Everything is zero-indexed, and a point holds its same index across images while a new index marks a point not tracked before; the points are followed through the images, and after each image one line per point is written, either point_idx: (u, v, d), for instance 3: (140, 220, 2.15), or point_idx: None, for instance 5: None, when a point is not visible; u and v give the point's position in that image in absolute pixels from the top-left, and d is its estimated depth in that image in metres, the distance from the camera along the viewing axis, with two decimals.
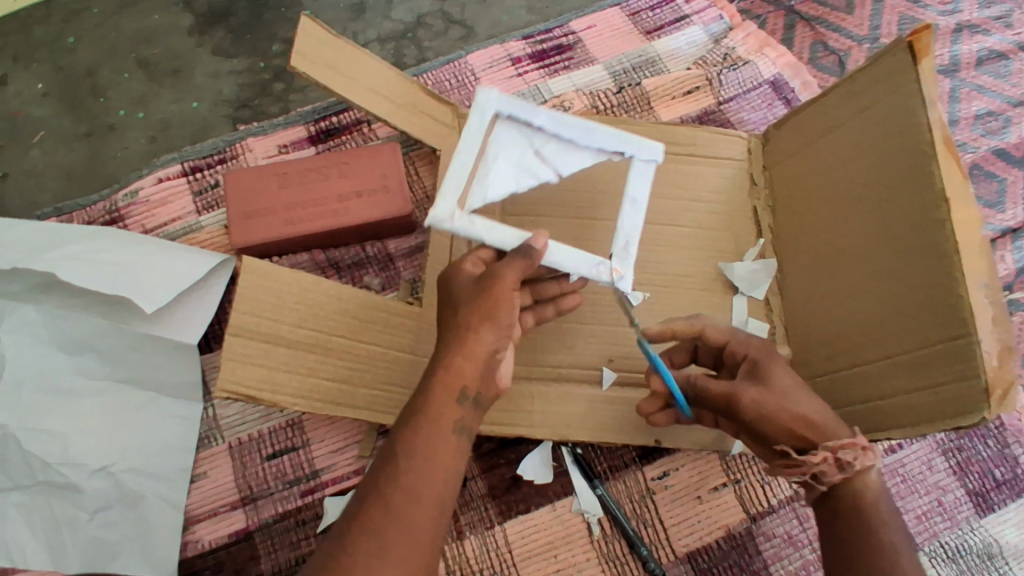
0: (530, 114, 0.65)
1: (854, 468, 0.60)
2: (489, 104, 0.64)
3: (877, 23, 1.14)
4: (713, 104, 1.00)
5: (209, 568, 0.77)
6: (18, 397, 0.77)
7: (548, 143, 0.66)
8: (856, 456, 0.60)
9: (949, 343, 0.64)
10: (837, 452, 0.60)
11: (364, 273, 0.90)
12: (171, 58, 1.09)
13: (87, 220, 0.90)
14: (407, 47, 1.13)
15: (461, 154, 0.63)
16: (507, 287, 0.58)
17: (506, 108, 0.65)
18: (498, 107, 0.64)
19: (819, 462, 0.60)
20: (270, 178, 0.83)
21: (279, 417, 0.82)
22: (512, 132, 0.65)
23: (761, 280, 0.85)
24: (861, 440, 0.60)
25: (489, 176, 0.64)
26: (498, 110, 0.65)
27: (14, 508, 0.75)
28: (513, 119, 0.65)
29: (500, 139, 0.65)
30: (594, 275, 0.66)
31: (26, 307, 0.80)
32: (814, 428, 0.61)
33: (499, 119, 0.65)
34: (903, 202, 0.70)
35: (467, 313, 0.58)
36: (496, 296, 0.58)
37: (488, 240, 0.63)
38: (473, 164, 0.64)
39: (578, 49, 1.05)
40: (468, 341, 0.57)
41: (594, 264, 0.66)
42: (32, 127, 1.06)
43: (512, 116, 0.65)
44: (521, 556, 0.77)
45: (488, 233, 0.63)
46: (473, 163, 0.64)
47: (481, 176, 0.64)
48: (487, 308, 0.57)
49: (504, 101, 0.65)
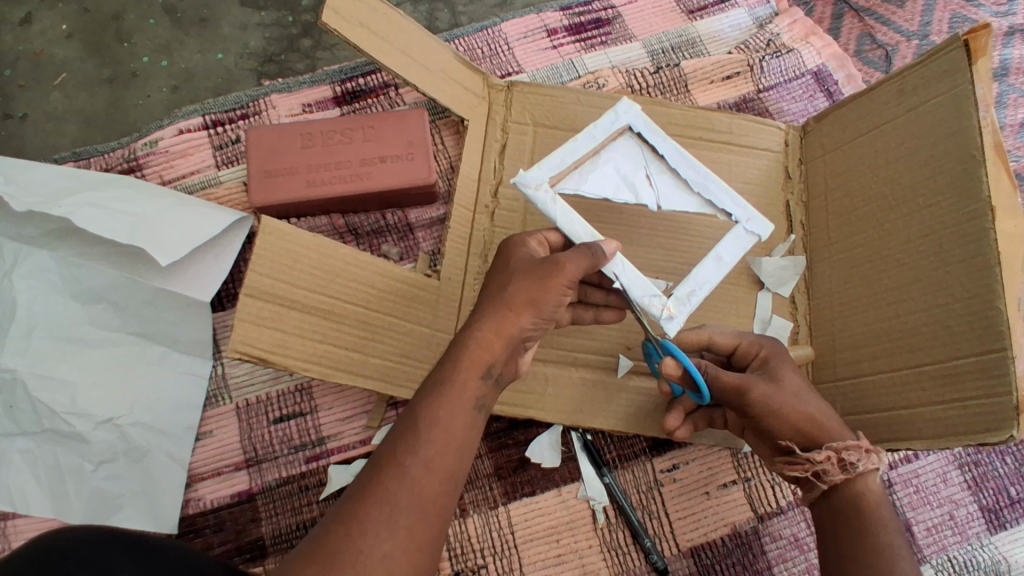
0: (660, 141, 0.71)
1: (858, 470, 0.58)
2: (625, 116, 0.71)
3: (928, 19, 1.09)
4: (753, 91, 0.96)
5: (210, 527, 0.76)
6: (29, 342, 0.77)
7: (661, 172, 0.72)
8: (860, 459, 0.58)
9: (984, 357, 0.62)
10: (840, 453, 0.58)
11: (382, 241, 0.88)
12: (198, 6, 1.06)
13: (106, 168, 0.89)
14: (441, 11, 1.09)
15: (580, 142, 0.69)
16: (563, 279, 0.57)
17: (639, 125, 0.71)
18: (633, 120, 0.71)
19: (821, 460, 0.58)
20: (294, 136, 0.81)
21: (288, 381, 0.81)
22: (634, 150, 0.72)
23: (790, 278, 0.83)
24: (865, 444, 0.58)
25: (592, 174, 0.70)
26: (632, 127, 0.71)
27: (19, 453, 0.75)
28: (642, 140, 0.72)
29: (620, 147, 0.71)
30: (645, 304, 0.63)
31: (41, 252, 0.79)
32: (837, 434, 0.59)
33: (629, 134, 0.71)
34: (948, 207, 0.68)
35: (516, 292, 0.57)
36: (548, 284, 0.57)
37: (561, 225, 0.65)
38: (584, 156, 0.69)
39: (617, 24, 1.02)
40: (507, 320, 0.56)
41: (648, 292, 0.63)
42: (54, 68, 1.04)
43: (641, 135, 0.71)
44: (523, 538, 0.76)
45: (565, 219, 0.65)
46: (584, 154, 0.69)
47: (583, 169, 0.69)
48: (536, 292, 0.57)
49: (641, 122, 0.71)
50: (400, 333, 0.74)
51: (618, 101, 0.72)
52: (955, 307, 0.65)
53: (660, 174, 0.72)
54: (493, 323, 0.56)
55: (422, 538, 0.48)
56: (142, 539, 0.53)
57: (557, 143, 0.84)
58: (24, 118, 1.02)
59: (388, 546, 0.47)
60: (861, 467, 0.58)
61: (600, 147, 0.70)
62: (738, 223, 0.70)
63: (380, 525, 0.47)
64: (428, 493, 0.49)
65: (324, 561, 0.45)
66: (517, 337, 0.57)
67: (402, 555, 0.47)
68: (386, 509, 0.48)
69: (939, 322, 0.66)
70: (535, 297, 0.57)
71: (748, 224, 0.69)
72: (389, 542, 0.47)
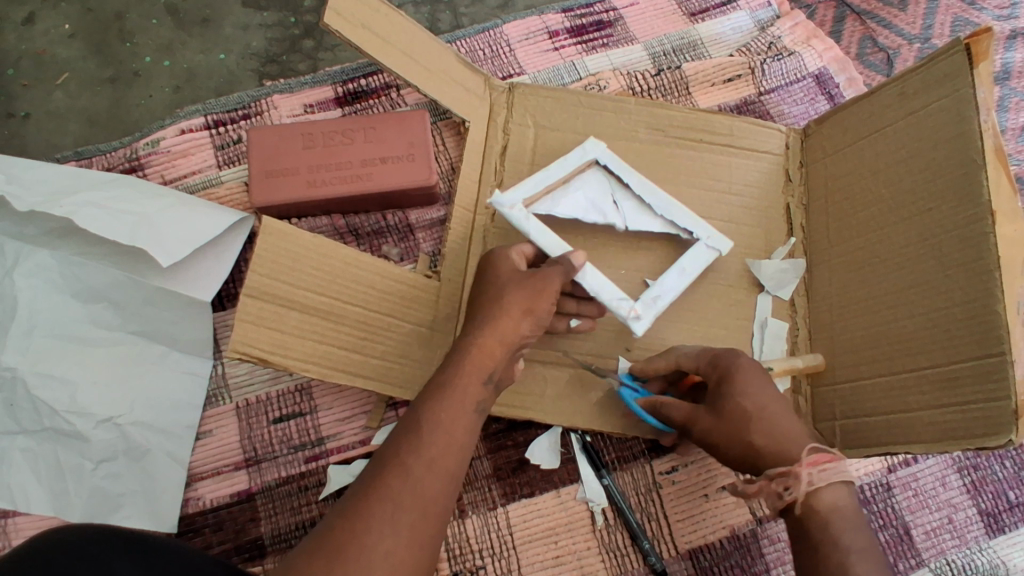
0: (624, 171, 0.78)
1: (795, 494, 0.56)
2: (592, 150, 0.79)
3: (930, 22, 1.09)
4: (754, 94, 0.96)
5: (209, 526, 0.76)
6: (30, 341, 0.77)
7: (626, 199, 0.79)
8: (791, 484, 0.56)
9: (983, 361, 0.62)
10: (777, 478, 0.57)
11: (383, 242, 0.88)
12: (200, 6, 1.06)
13: (107, 167, 0.89)
14: (443, 12, 1.10)
15: (552, 172, 0.77)
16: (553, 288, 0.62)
17: (604, 159, 0.79)
18: (597, 156, 0.78)
19: (757, 489, 0.58)
20: (295, 137, 0.82)
21: (288, 381, 0.81)
22: (600, 180, 0.79)
23: (789, 280, 0.83)
24: (800, 468, 0.56)
25: (562, 201, 0.77)
26: (598, 160, 0.79)
27: (20, 452, 0.75)
28: (609, 172, 0.79)
29: (588, 178, 0.79)
30: (615, 307, 0.70)
31: (43, 251, 0.79)
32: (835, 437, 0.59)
33: (597, 167, 0.79)
34: (947, 211, 0.68)
35: (512, 298, 0.60)
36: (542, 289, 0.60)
37: (533, 238, 0.72)
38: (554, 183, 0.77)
39: (619, 26, 1.02)
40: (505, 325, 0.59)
41: (618, 297, 0.70)
42: (57, 67, 1.04)
43: (606, 166, 0.79)
44: (521, 539, 0.76)
45: (536, 233, 0.73)
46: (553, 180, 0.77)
47: (551, 195, 0.77)
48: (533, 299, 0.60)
49: (606, 156, 0.79)
50: (400, 333, 0.75)
51: (586, 139, 0.80)
52: (953, 311, 0.65)
53: (624, 199, 0.79)
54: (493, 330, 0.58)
55: (420, 538, 0.48)
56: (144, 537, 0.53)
57: (557, 145, 0.84)
58: (26, 117, 1.02)
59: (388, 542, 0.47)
60: (795, 492, 0.56)
61: (570, 177, 0.78)
62: (699, 239, 0.78)
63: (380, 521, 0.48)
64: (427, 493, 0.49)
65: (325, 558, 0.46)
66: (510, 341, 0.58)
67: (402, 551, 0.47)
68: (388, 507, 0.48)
69: (937, 325, 0.67)
70: (531, 304, 0.60)
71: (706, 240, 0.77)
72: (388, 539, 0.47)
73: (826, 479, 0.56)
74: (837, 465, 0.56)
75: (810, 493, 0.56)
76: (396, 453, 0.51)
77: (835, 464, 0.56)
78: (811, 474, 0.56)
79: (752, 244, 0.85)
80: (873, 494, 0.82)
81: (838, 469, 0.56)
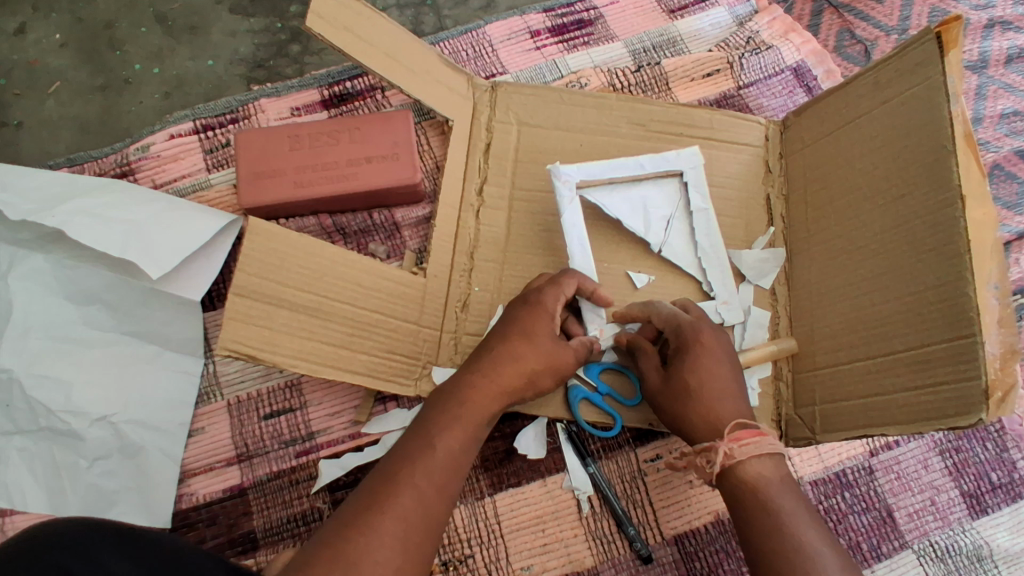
0: (699, 197, 0.83)
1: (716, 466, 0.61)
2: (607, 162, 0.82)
3: (907, 14, 1.11)
4: (733, 88, 0.98)
5: (203, 521, 0.78)
6: (25, 343, 0.79)
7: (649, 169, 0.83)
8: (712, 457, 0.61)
9: (954, 343, 0.63)
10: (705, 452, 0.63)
11: (370, 240, 0.90)
12: (189, 14, 1.08)
13: (99, 172, 0.91)
14: (426, 14, 1.12)
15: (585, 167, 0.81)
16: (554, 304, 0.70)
17: (688, 175, 0.83)
18: (695, 177, 0.83)
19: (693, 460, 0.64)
20: (281, 139, 0.83)
21: (279, 378, 0.83)
22: (673, 194, 0.84)
23: (770, 270, 0.84)
24: (721, 444, 0.61)
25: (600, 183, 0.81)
26: (682, 175, 0.83)
27: (17, 452, 0.77)
28: (685, 190, 0.84)
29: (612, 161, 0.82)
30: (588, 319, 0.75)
31: (36, 256, 0.81)
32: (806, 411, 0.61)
33: (677, 180, 0.84)
34: (919, 197, 0.69)
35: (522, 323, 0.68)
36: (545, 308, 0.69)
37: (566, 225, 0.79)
38: (626, 179, 0.82)
39: (599, 25, 1.04)
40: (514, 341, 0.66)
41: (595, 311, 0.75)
42: (49, 77, 1.06)
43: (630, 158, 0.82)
44: (509, 528, 0.78)
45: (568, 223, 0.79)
46: (628, 177, 0.82)
47: (604, 186, 0.82)
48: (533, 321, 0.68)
49: (692, 174, 0.83)
50: (387, 328, 0.76)
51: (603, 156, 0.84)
52: (927, 295, 0.67)
53: (667, 212, 0.83)
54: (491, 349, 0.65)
55: None
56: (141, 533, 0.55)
57: (539, 142, 0.86)
58: (19, 126, 1.04)
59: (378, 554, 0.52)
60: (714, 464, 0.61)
61: (635, 184, 0.83)
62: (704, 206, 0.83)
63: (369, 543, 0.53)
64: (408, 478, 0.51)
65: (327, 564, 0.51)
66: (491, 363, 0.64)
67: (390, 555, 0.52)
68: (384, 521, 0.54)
69: (913, 309, 0.68)
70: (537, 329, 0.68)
71: (724, 302, 0.82)
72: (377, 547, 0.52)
73: (746, 452, 0.59)
74: (754, 439, 0.60)
75: (731, 465, 0.60)
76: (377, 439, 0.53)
77: (752, 438, 0.60)
78: (730, 447, 0.60)
79: (733, 235, 0.86)
80: (856, 477, 0.83)
81: (758, 444, 0.60)
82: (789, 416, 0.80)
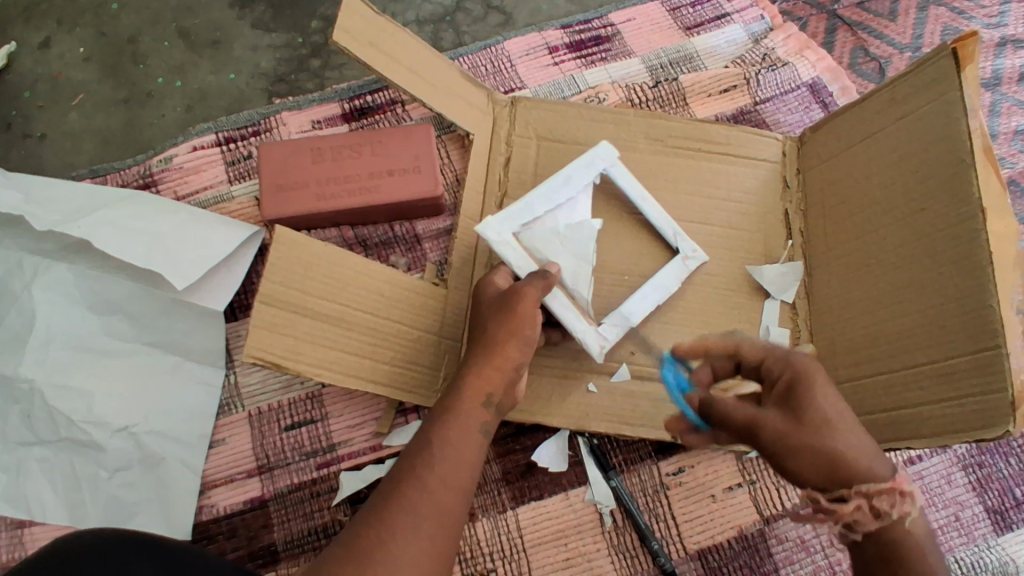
0: (530, 212, 0.75)
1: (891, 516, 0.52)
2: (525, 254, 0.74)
3: (921, 32, 1.12)
4: (750, 104, 0.99)
5: (223, 533, 0.78)
6: (47, 353, 0.79)
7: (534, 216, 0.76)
8: (894, 503, 0.51)
9: (979, 354, 0.63)
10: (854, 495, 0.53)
11: (391, 252, 0.90)
12: (211, 29, 1.10)
13: (121, 184, 0.91)
14: (445, 30, 1.13)
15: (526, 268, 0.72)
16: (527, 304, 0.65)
17: (514, 218, 0.75)
18: (501, 217, 0.74)
19: (851, 510, 0.51)
20: (303, 151, 0.84)
21: (300, 389, 0.83)
22: (522, 231, 0.75)
23: (790, 283, 0.83)
24: None
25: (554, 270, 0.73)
26: (512, 230, 0.74)
27: (36, 462, 0.77)
28: (519, 225, 0.75)
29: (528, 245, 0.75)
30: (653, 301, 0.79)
31: (59, 266, 0.81)
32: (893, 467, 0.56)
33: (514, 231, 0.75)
34: (939, 211, 0.68)
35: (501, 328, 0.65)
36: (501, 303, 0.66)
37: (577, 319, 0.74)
38: (545, 254, 0.74)
39: (616, 41, 1.05)
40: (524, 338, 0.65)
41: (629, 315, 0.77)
42: (72, 90, 1.07)
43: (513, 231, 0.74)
44: (531, 542, 0.78)
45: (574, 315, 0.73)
46: (541, 248, 0.74)
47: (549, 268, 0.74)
48: (510, 323, 0.64)
49: (512, 221, 0.75)
50: (410, 339, 0.76)
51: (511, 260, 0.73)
52: (948, 308, 0.66)
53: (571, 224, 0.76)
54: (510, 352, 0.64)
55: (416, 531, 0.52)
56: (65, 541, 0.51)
57: (559, 155, 0.85)
58: (42, 137, 1.05)
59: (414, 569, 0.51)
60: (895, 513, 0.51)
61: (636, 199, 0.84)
62: (522, 218, 0.75)
63: (412, 543, 0.52)
64: (421, 499, 0.55)
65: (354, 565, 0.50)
66: (510, 369, 0.64)
67: (425, 558, 0.52)
68: (407, 516, 0.53)
69: (934, 322, 0.67)
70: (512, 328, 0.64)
71: (689, 255, 0.80)
72: (411, 544, 0.52)
73: None
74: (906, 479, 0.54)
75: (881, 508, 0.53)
76: (413, 466, 0.57)
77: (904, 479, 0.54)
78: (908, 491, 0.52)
79: (750, 250, 0.85)
80: None
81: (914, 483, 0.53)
82: None
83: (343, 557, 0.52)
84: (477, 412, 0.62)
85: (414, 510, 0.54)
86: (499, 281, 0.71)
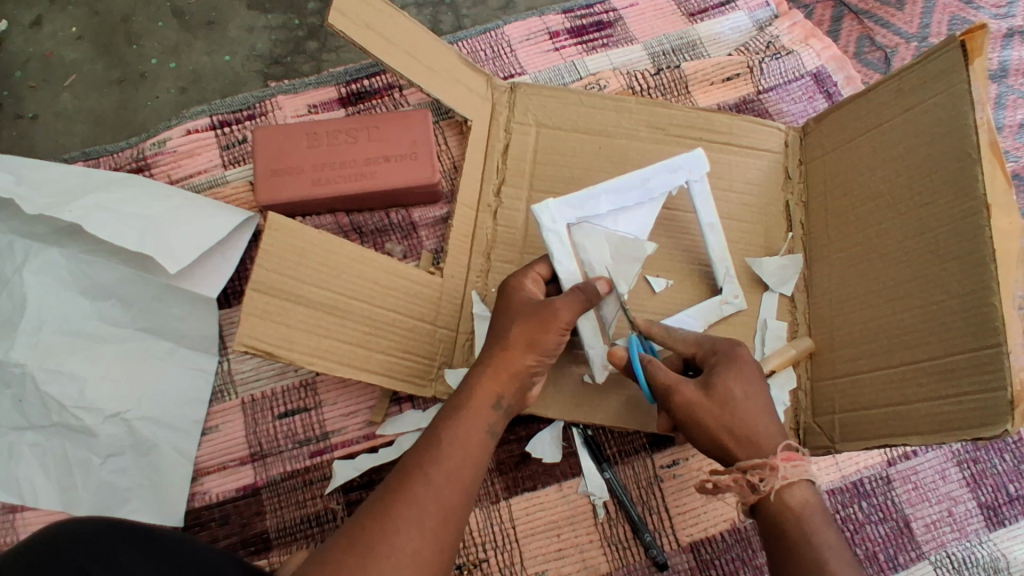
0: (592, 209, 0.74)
1: (765, 489, 0.57)
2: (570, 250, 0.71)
3: (927, 22, 1.10)
4: (753, 93, 0.97)
5: (215, 520, 0.78)
6: (39, 337, 0.78)
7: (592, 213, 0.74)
8: (765, 477, 0.57)
9: (979, 352, 0.62)
10: (752, 471, 0.58)
11: (386, 239, 0.89)
12: (206, 9, 1.08)
13: (114, 167, 0.90)
14: (445, 13, 1.11)
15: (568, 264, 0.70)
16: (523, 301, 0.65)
17: (576, 210, 0.73)
18: (563, 202, 0.73)
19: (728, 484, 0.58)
20: (298, 136, 0.83)
21: (293, 376, 0.83)
22: (577, 222, 0.73)
23: (791, 276, 0.82)
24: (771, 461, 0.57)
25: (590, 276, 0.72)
26: (569, 222, 0.73)
27: (29, 447, 0.77)
28: (577, 218, 0.73)
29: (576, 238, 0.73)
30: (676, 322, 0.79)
31: (51, 250, 0.80)
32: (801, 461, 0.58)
33: (569, 222, 0.73)
34: (941, 205, 0.67)
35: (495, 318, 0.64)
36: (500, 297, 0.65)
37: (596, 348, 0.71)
38: (591, 252, 0.73)
39: (618, 27, 1.03)
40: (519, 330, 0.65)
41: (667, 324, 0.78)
42: (64, 70, 1.06)
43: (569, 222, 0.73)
44: (524, 532, 0.78)
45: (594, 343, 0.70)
46: (590, 244, 0.73)
47: (589, 267, 0.72)
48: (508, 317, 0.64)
49: (572, 213, 0.73)
50: (404, 328, 0.75)
51: (555, 251, 0.70)
52: (950, 305, 0.65)
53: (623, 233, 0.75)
54: (503, 344, 0.63)
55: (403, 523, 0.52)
56: (56, 530, 0.49)
57: (557, 143, 0.84)
58: (34, 118, 1.04)
59: (401, 563, 0.51)
60: (767, 485, 0.57)
61: (665, 198, 0.82)
62: (585, 211, 0.73)
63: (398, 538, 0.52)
64: (410, 492, 0.54)
65: (354, 558, 0.50)
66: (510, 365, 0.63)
67: (415, 550, 0.52)
68: (410, 509, 0.53)
69: (936, 319, 0.66)
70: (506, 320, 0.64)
71: (728, 299, 0.79)
72: (404, 537, 0.52)
73: (797, 474, 0.57)
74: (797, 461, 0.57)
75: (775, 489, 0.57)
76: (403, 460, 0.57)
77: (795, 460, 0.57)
78: (784, 469, 0.57)
79: (750, 242, 0.84)
80: (873, 487, 0.83)
81: (806, 467, 0.58)
82: (807, 425, 0.79)
83: (338, 548, 0.52)
84: (483, 411, 0.61)
85: (405, 503, 0.54)
86: (529, 288, 0.69)
